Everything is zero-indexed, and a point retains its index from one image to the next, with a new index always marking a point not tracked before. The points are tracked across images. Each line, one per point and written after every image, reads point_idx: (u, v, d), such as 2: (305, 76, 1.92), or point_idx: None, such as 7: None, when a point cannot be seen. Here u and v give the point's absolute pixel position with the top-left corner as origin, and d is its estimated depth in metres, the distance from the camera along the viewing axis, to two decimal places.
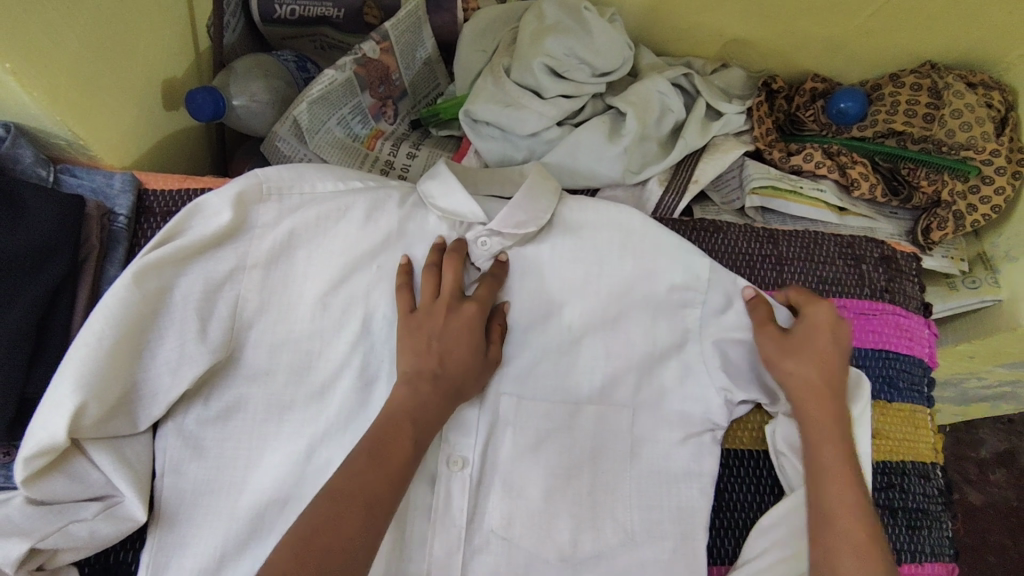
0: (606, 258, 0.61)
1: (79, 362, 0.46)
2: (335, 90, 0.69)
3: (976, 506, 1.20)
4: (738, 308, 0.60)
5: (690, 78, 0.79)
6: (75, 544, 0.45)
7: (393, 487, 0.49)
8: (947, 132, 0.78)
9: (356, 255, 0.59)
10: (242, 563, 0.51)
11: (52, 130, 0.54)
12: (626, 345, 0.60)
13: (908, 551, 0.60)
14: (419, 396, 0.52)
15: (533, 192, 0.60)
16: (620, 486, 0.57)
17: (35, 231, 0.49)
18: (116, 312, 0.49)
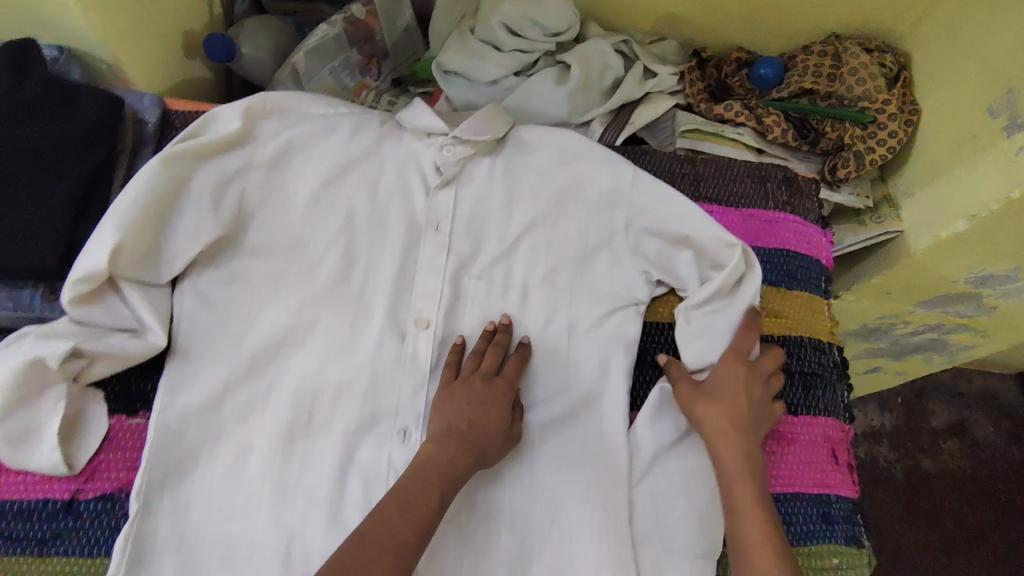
0: (549, 168, 0.74)
1: (117, 215, 0.58)
2: (328, 43, 0.83)
3: (930, 471, 1.27)
4: (658, 206, 0.71)
5: (629, 44, 0.94)
6: (110, 352, 0.57)
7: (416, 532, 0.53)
8: (847, 88, 0.93)
9: (340, 163, 0.71)
10: (241, 392, 0.62)
11: (98, 52, 0.67)
12: (565, 238, 0.72)
13: (803, 404, 0.71)
14: (435, 459, 0.57)
15: (488, 113, 0.73)
16: (558, 352, 0.69)
17: (84, 119, 0.61)
18: (146, 185, 0.61)
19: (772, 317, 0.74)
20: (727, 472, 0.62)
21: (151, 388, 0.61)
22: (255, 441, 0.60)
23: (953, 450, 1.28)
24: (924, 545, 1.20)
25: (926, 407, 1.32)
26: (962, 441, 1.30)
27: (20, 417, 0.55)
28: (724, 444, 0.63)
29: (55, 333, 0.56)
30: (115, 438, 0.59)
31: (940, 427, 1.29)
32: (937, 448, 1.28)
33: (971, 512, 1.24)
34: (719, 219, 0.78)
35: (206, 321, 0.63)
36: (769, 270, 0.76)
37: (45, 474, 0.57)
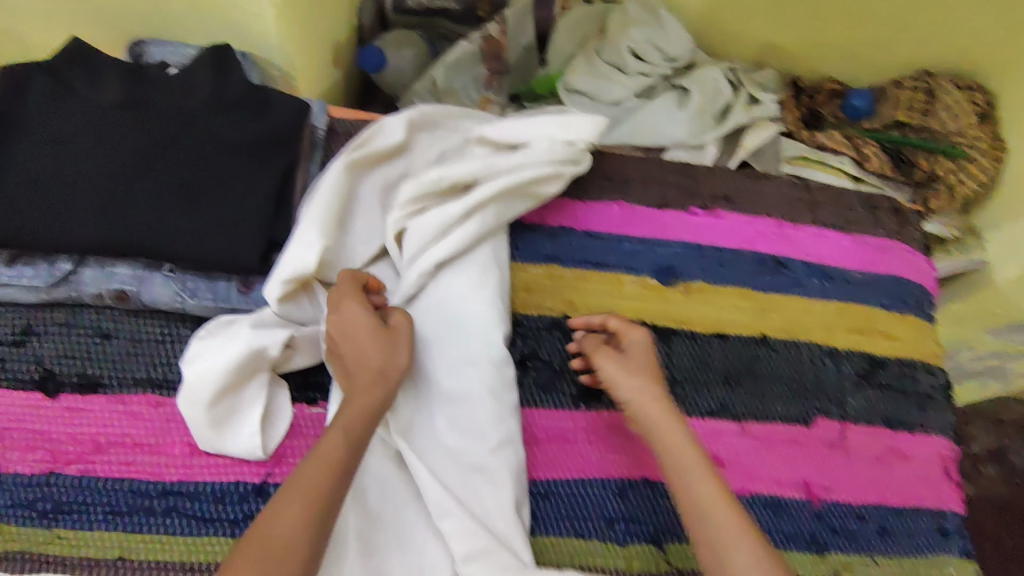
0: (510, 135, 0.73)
1: (317, 220, 0.63)
2: (463, 60, 0.88)
3: None
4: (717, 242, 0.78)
5: (735, 71, 0.99)
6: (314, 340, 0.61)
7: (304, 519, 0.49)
8: (941, 124, 0.98)
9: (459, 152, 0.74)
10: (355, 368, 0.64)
11: (277, 60, 0.71)
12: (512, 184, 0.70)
13: (919, 423, 0.76)
14: (326, 452, 0.52)
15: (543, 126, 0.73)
16: (690, 364, 0.73)
17: (277, 121, 0.65)
18: (334, 188, 0.65)
19: (889, 340, 0.79)
20: (667, 448, 0.59)
21: (329, 379, 0.65)
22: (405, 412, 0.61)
23: None
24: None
25: None
26: None
27: (227, 402, 0.58)
28: (675, 433, 0.60)
29: (262, 324, 0.60)
30: (298, 426, 0.62)
31: None
32: None
33: None
34: (835, 244, 0.82)
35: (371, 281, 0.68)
36: (883, 294, 0.81)
37: (238, 458, 0.60)
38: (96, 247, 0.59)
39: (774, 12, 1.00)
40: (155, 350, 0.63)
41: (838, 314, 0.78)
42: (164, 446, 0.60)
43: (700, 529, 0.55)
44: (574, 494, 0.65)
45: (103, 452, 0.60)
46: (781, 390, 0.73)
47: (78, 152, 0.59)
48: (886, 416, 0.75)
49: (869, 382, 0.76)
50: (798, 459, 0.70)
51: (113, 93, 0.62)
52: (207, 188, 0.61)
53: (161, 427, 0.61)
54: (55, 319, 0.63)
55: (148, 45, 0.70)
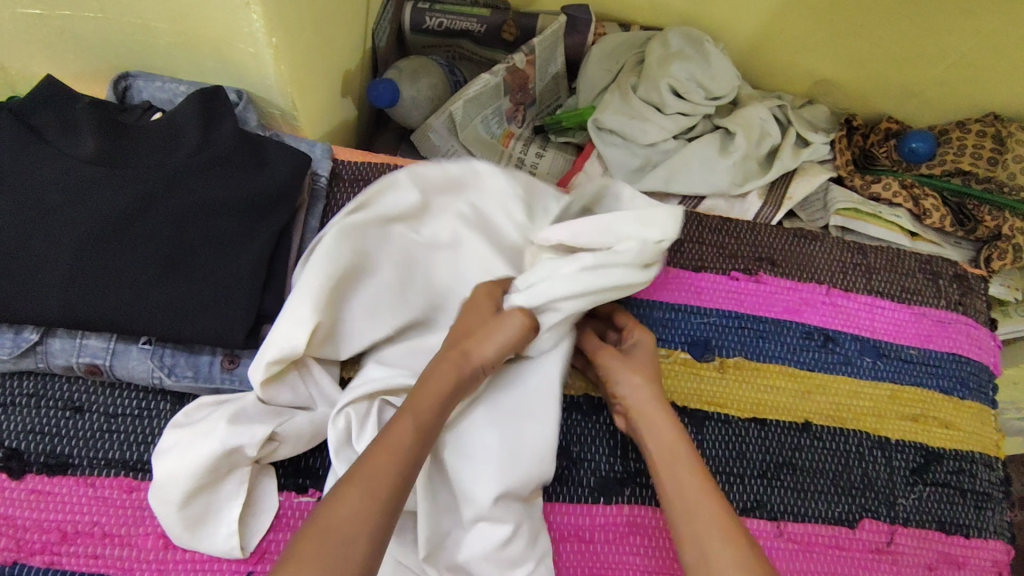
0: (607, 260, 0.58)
1: (311, 292, 0.56)
2: (486, 91, 0.80)
3: None
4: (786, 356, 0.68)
5: (783, 109, 0.91)
6: (299, 432, 0.55)
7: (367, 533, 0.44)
8: (1009, 175, 0.88)
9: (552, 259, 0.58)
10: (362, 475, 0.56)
11: (276, 100, 0.64)
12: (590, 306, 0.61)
13: (975, 526, 0.68)
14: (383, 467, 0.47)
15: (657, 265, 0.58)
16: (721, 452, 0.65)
17: (272, 178, 0.58)
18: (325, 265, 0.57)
19: (946, 429, 0.70)
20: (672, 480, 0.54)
21: (320, 463, 0.58)
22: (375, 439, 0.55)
23: None
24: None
25: None
26: None
27: (202, 501, 0.53)
28: (680, 458, 0.55)
29: (241, 416, 0.54)
30: (284, 517, 0.56)
31: None
32: None
33: None
34: (891, 316, 0.74)
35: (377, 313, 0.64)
36: (941, 376, 0.72)
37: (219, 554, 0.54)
38: (61, 318, 0.52)
39: (829, 45, 0.90)
40: (130, 427, 0.57)
41: (890, 398, 0.70)
42: (136, 538, 0.54)
43: (696, 548, 0.51)
44: None
45: (71, 542, 0.54)
46: (823, 486, 0.65)
47: (47, 210, 0.53)
48: (940, 518, 0.67)
49: (922, 479, 0.68)
50: (839, 567, 0.63)
51: (88, 142, 0.55)
52: (188, 257, 0.55)
53: (134, 516, 0.55)
54: (22, 391, 0.57)
55: (133, 78, 0.64)
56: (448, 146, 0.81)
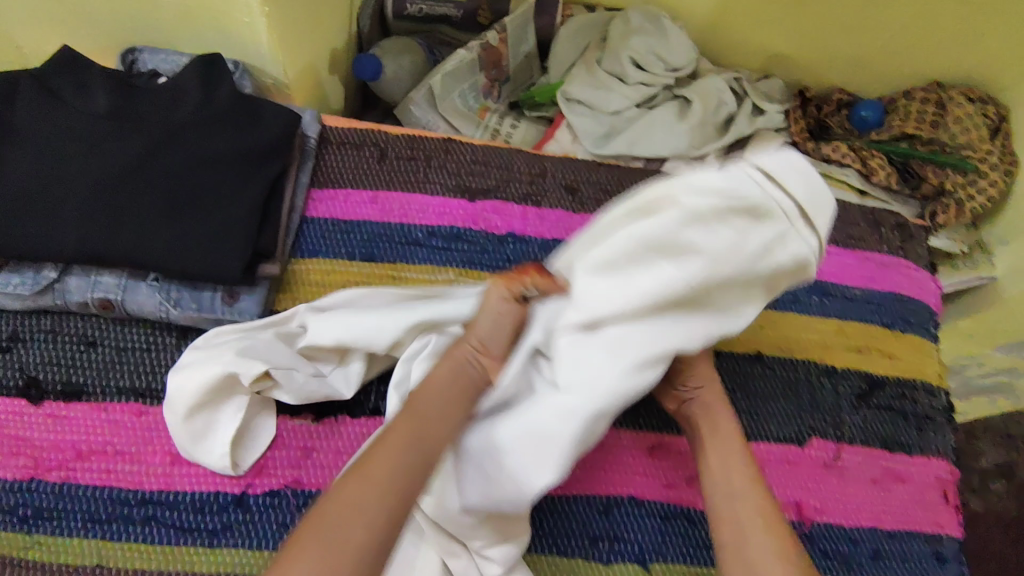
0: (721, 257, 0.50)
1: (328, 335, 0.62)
2: (462, 67, 0.87)
3: None
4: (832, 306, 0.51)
5: (740, 81, 0.97)
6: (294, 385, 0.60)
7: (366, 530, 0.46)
8: (950, 136, 0.96)
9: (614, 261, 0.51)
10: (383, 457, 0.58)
11: (269, 69, 0.71)
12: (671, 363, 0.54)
13: (918, 445, 0.74)
14: (380, 465, 0.49)
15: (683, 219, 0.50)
16: None
17: (266, 133, 0.65)
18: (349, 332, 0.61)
19: (889, 359, 0.77)
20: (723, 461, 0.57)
21: None
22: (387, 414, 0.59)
23: None
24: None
25: None
26: None
27: (204, 417, 0.59)
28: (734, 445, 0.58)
29: (251, 349, 0.59)
30: (280, 437, 0.62)
31: None
32: None
33: None
34: (837, 259, 0.80)
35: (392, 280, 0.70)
36: (885, 312, 0.79)
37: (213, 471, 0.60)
38: (79, 253, 0.59)
39: (780, 22, 0.98)
40: (139, 358, 0.63)
41: (837, 332, 0.76)
42: (144, 455, 0.60)
43: (738, 533, 0.52)
44: (560, 511, 0.65)
45: (84, 459, 0.60)
46: (774, 409, 0.72)
47: (66, 161, 0.60)
48: (883, 438, 0.73)
49: (867, 403, 0.74)
50: (789, 481, 0.69)
51: (101, 102, 0.62)
52: (191, 201, 0.61)
53: (144, 435, 0.61)
54: (40, 326, 0.64)
55: (139, 52, 0.70)
56: (427, 117, 0.88)
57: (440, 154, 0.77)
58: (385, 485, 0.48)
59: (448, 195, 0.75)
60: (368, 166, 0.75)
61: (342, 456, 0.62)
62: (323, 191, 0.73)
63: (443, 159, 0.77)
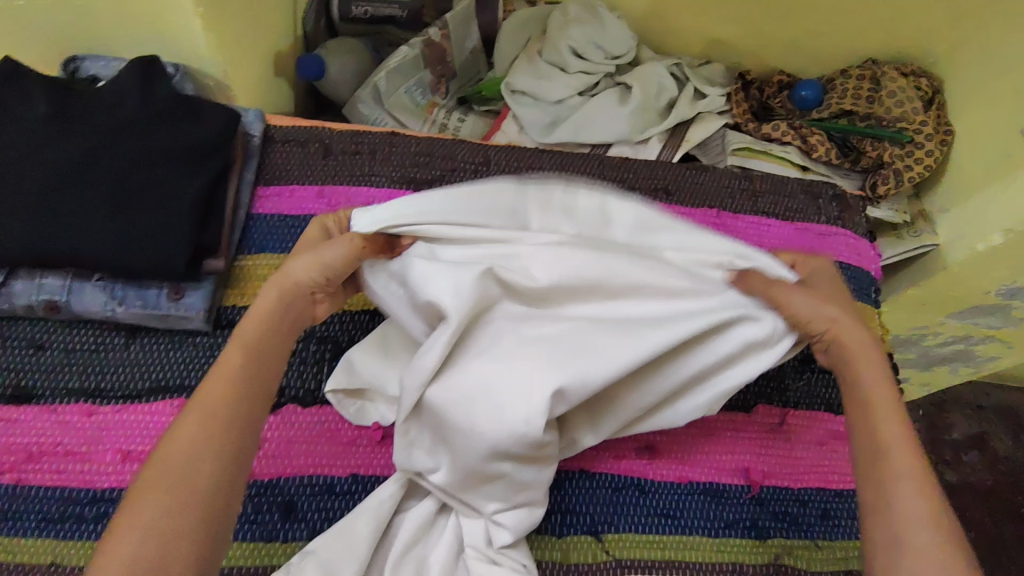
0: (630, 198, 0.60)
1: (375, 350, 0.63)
2: (406, 63, 0.89)
3: (949, 481, 1.29)
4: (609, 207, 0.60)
5: (681, 67, 1.00)
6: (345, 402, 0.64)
7: (195, 487, 0.41)
8: (885, 109, 0.99)
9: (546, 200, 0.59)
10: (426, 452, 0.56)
11: (209, 71, 0.72)
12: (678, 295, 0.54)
13: None
14: (214, 403, 0.45)
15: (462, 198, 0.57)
16: None
17: (205, 131, 0.66)
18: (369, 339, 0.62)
19: None
20: (873, 431, 0.48)
21: None
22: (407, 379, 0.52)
23: (973, 461, 1.30)
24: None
25: (946, 419, 1.35)
26: (983, 452, 1.32)
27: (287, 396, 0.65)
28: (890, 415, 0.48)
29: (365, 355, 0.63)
30: None
31: (960, 438, 1.32)
32: (958, 458, 1.30)
33: (994, 523, 1.25)
34: (776, 232, 0.83)
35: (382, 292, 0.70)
36: None
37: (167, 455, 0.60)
38: (25, 254, 0.60)
39: (717, 9, 1.01)
40: (89, 359, 0.64)
41: None
42: (97, 454, 0.61)
43: (879, 489, 0.45)
44: None
45: (36, 461, 0.60)
46: None
47: (6, 167, 0.61)
48: (828, 401, 0.74)
49: (810, 367, 0.75)
50: (738, 447, 0.70)
51: (42, 108, 0.63)
52: (130, 200, 0.62)
53: (96, 434, 0.62)
54: None
55: (81, 60, 0.71)
56: (374, 115, 0.90)
57: (384, 147, 0.79)
58: (217, 425, 0.44)
59: (393, 187, 0.76)
60: (314, 162, 0.76)
61: (293, 445, 0.63)
62: (268, 188, 0.74)
63: (387, 152, 0.78)
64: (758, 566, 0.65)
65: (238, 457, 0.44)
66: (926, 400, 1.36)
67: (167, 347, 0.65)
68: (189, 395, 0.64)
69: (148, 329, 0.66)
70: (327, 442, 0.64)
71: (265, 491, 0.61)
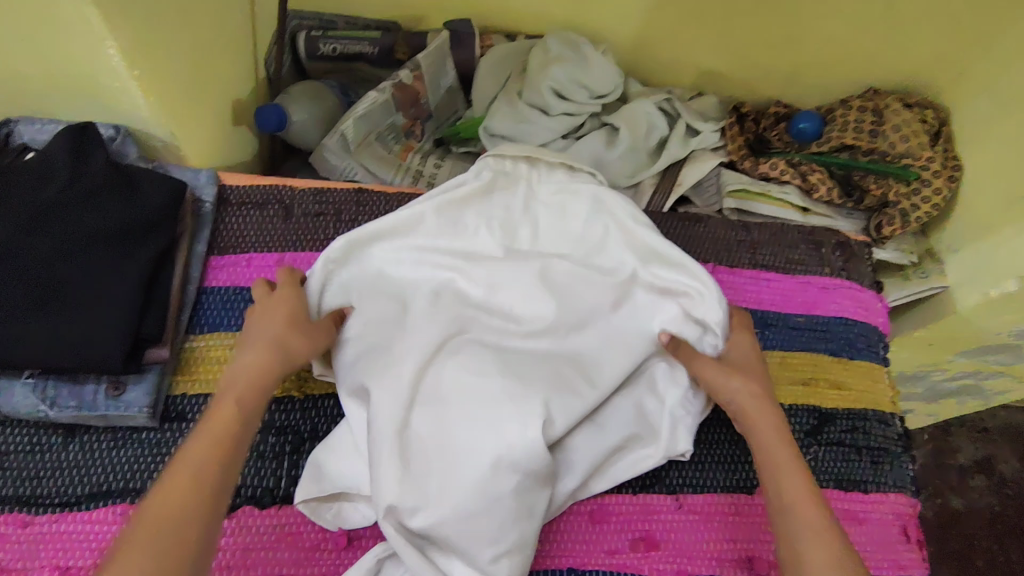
0: (586, 210, 0.65)
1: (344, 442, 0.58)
2: (376, 109, 0.82)
3: (957, 510, 1.23)
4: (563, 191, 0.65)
5: (671, 102, 0.93)
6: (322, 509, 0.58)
7: (197, 509, 0.42)
8: (889, 144, 0.93)
9: (502, 224, 0.64)
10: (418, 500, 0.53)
11: (155, 132, 0.66)
12: (629, 319, 0.63)
13: (873, 481, 0.69)
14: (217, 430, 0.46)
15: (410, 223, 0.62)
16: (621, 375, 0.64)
17: (147, 206, 0.60)
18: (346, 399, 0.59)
19: (838, 391, 0.73)
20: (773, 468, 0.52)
21: None
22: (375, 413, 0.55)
23: (982, 488, 1.25)
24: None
25: (953, 444, 1.29)
26: (991, 478, 1.27)
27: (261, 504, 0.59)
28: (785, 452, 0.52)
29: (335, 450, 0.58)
30: None
31: (967, 463, 1.27)
32: (966, 486, 1.25)
33: (1004, 553, 1.20)
34: (777, 286, 0.77)
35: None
36: (829, 339, 0.75)
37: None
38: None
39: (708, 40, 0.95)
40: (22, 463, 0.58)
41: (780, 364, 0.73)
42: (30, 573, 0.55)
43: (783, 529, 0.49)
44: None
45: None
46: (721, 457, 0.67)
47: None
48: (837, 476, 0.69)
49: (816, 440, 0.70)
50: (740, 533, 0.64)
51: None
52: (62, 289, 0.56)
53: (29, 550, 0.55)
54: None
55: (14, 124, 0.65)
56: (345, 165, 0.83)
57: (351, 206, 0.73)
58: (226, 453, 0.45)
59: None
60: (273, 227, 0.70)
61: (250, 554, 0.57)
62: (223, 258, 0.68)
63: (353, 213, 0.72)
64: None
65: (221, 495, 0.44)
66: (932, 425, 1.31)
67: (110, 446, 0.59)
68: (133, 501, 0.57)
69: (89, 427, 0.59)
70: (288, 548, 0.58)
71: None
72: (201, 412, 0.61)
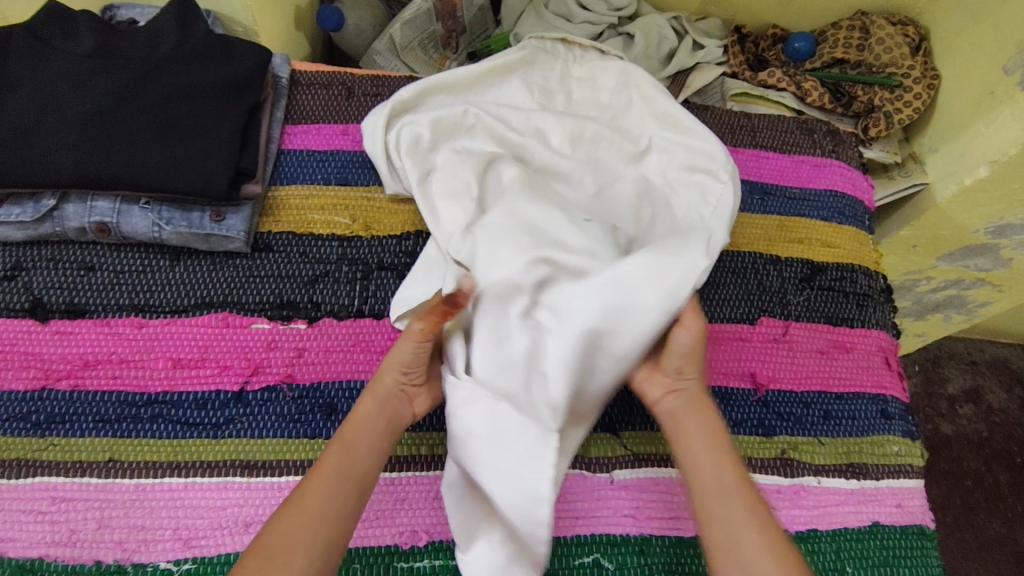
0: (614, 78, 0.82)
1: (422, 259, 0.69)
2: (420, 15, 0.93)
3: (947, 434, 1.29)
4: (589, 72, 0.83)
5: (680, 21, 1.05)
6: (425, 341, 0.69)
7: (312, 532, 0.50)
8: (875, 56, 1.04)
9: (541, 91, 0.82)
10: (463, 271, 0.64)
11: (238, 16, 0.78)
12: (644, 165, 0.78)
13: (858, 318, 0.80)
14: (328, 463, 0.54)
15: (473, 80, 0.80)
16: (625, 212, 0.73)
17: (241, 67, 0.71)
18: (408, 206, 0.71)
19: (827, 247, 0.84)
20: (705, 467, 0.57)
21: (299, 298, 0.70)
22: (453, 213, 0.70)
23: (969, 414, 1.31)
24: (944, 500, 1.22)
25: (941, 375, 1.36)
26: (978, 407, 1.33)
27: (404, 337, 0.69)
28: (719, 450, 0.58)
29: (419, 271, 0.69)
30: (276, 339, 0.68)
31: (955, 392, 1.33)
32: (954, 412, 1.31)
33: (991, 475, 1.25)
34: (774, 163, 0.88)
35: (407, 217, 0.75)
36: (821, 207, 0.86)
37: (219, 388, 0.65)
38: (75, 178, 0.64)
39: None
40: (134, 278, 0.69)
41: (778, 226, 0.83)
42: (147, 362, 0.66)
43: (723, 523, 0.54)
44: None
45: (91, 368, 0.65)
46: (727, 294, 0.78)
47: (57, 98, 0.66)
48: (828, 313, 0.79)
49: (810, 285, 0.81)
50: (744, 354, 0.75)
51: (87, 45, 0.69)
52: (176, 125, 0.67)
53: (144, 345, 0.66)
54: (42, 255, 0.69)
55: (117, 9, 0.77)
56: (390, 66, 0.96)
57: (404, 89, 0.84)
58: (340, 478, 0.54)
59: None
60: (338, 103, 0.81)
61: (331, 353, 0.68)
62: (296, 127, 0.79)
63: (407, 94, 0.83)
64: (766, 460, 0.70)
65: (341, 513, 0.52)
66: (922, 356, 1.38)
67: (209, 268, 0.70)
68: (232, 310, 0.68)
69: (191, 251, 0.70)
70: (363, 351, 0.68)
71: (306, 394, 0.66)
72: (285, 245, 0.72)
